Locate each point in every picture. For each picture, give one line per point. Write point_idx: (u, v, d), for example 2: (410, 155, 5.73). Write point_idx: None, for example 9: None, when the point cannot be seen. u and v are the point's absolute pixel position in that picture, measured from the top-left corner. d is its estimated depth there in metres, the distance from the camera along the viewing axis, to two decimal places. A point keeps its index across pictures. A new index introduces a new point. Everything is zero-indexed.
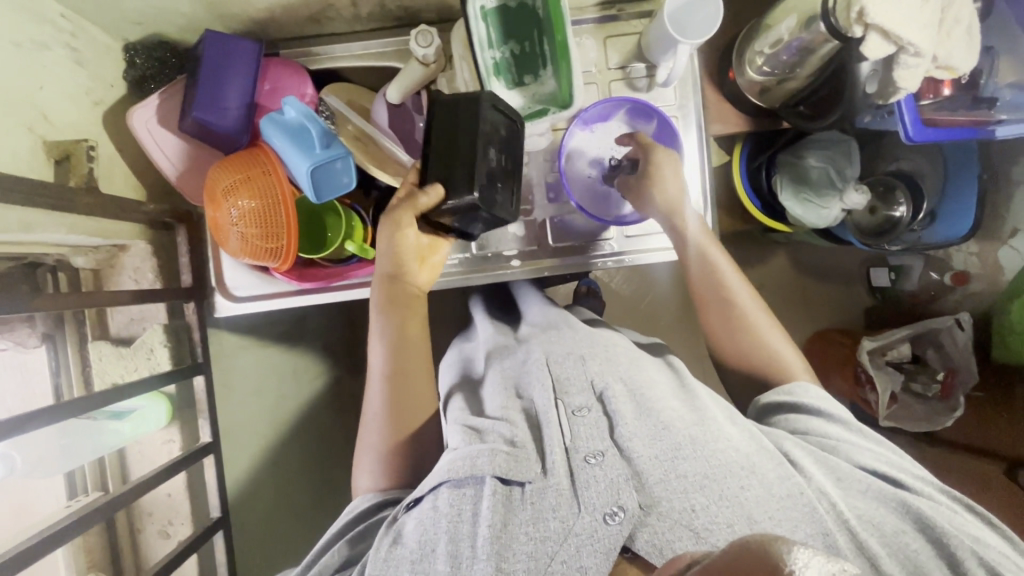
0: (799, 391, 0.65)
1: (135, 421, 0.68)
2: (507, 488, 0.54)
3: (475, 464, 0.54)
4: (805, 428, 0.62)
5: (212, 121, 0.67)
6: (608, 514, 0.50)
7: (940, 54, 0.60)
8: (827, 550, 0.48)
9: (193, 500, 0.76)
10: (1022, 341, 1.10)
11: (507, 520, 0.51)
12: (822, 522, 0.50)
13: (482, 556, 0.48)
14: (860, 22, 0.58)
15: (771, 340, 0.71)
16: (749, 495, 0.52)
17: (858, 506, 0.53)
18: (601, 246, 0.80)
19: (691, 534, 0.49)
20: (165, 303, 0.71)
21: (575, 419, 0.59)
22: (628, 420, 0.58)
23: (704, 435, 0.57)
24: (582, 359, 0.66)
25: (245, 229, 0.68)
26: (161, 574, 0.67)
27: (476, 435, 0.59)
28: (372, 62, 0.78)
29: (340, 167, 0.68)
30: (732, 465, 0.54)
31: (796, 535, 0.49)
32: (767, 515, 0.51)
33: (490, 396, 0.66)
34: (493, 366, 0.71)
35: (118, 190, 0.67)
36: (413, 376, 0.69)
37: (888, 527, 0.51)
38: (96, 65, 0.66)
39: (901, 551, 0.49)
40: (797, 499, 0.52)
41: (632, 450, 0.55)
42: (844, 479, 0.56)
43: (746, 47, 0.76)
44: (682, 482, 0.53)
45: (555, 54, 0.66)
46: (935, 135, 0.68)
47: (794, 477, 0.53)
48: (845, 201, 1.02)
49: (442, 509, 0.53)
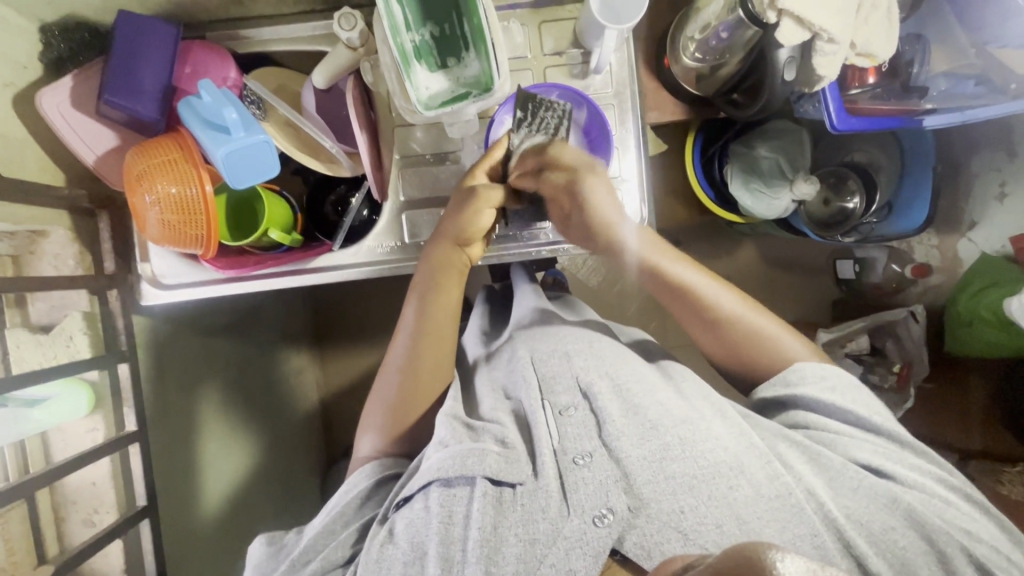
0: (795, 380, 0.66)
1: (51, 409, 0.67)
2: (497, 489, 0.58)
3: (466, 464, 0.58)
4: (805, 422, 0.63)
5: (123, 103, 0.67)
6: (596, 517, 0.54)
7: (860, 40, 0.66)
8: (816, 552, 0.52)
9: (119, 490, 0.75)
10: (968, 332, 1.10)
11: (497, 523, 0.55)
12: (811, 523, 0.53)
13: (473, 559, 0.53)
14: (773, 8, 0.61)
15: (765, 325, 0.70)
16: (737, 495, 0.55)
17: (848, 506, 0.56)
18: (536, 235, 0.80)
19: (680, 535, 0.53)
20: (85, 290, 0.71)
21: (562, 419, 0.63)
22: (615, 418, 0.61)
23: (693, 435, 0.59)
24: (567, 356, 0.69)
25: (163, 215, 0.67)
26: (81, 559, 0.66)
27: (470, 434, 0.63)
28: (301, 45, 0.77)
29: (255, 152, 0.66)
30: (720, 464, 0.57)
31: (785, 538, 0.53)
32: (755, 516, 0.54)
33: (483, 397, 0.70)
34: (483, 369, 0.76)
35: (29, 174, 0.67)
36: (425, 359, 0.72)
37: (878, 525, 0.55)
38: (5, 47, 0.65)
39: (889, 550, 0.53)
40: (785, 499, 0.55)
41: (620, 449, 0.58)
42: (835, 477, 0.59)
43: (679, 34, 0.76)
44: (670, 483, 0.56)
45: (475, 37, 0.65)
46: (858, 125, 0.71)
47: (782, 477, 0.56)
48: (794, 191, 1.01)
49: (433, 509, 0.57)
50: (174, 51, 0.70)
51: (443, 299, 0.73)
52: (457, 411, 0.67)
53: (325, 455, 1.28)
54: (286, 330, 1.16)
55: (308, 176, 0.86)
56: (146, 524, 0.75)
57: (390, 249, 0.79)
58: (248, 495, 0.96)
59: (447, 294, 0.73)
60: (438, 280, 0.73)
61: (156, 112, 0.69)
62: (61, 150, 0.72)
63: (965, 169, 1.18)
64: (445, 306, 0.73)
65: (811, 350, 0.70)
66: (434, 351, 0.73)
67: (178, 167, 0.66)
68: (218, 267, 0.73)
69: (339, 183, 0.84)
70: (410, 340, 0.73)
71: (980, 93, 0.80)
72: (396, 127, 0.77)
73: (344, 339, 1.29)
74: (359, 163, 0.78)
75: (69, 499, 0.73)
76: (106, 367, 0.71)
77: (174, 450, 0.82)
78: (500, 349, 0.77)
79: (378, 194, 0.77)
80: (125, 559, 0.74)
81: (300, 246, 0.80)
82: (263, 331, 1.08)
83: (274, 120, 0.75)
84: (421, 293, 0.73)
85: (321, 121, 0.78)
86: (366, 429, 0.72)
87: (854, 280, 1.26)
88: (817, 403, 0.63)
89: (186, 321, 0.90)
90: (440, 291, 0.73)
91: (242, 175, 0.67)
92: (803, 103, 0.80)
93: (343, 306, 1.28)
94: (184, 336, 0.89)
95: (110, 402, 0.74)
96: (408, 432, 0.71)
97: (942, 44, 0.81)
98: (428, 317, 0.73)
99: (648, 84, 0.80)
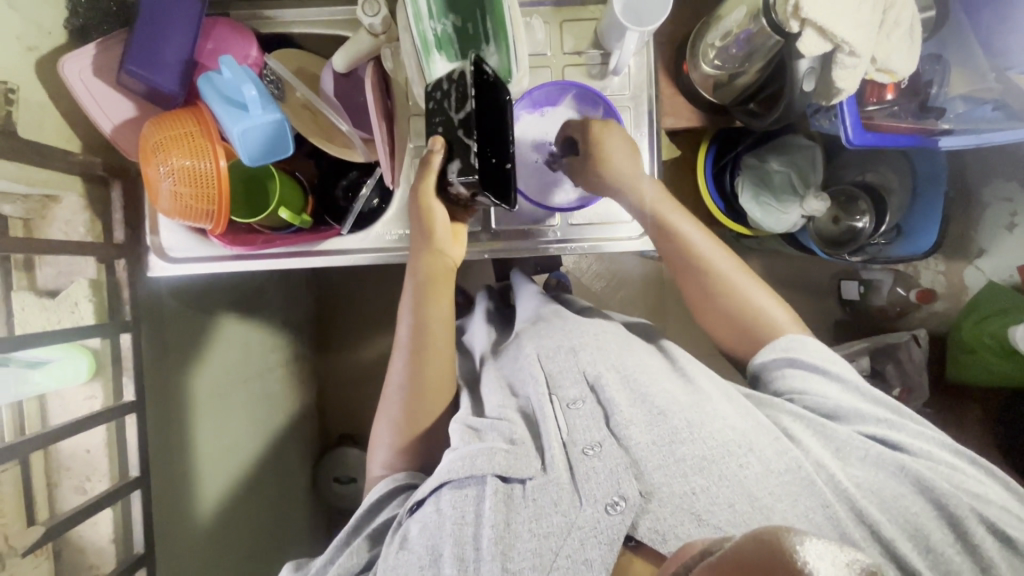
0: (795, 347, 0.65)
1: (50, 373, 0.66)
2: (507, 487, 0.58)
3: (475, 464, 0.57)
4: (802, 393, 0.62)
5: (145, 73, 0.68)
6: (609, 504, 0.54)
7: (879, 57, 0.67)
8: (831, 525, 0.52)
9: (113, 458, 0.74)
10: (972, 355, 1.09)
11: (509, 519, 0.55)
12: (821, 495, 0.54)
13: (488, 557, 0.52)
14: (796, 17, 0.61)
15: (771, 313, 0.69)
16: (749, 473, 0.55)
17: (857, 476, 0.57)
18: (544, 233, 0.79)
19: (693, 517, 0.53)
20: (94, 257, 0.71)
21: (570, 412, 0.63)
22: (623, 408, 0.61)
23: (701, 417, 0.60)
24: (573, 351, 0.68)
25: (176, 187, 0.67)
26: (72, 524, 0.66)
27: (474, 435, 0.62)
28: (323, 29, 0.78)
29: (271, 129, 0.67)
30: (730, 443, 0.57)
31: (797, 512, 0.53)
32: (767, 492, 0.54)
33: (488, 397, 0.68)
34: (489, 366, 0.75)
35: (45, 137, 0.67)
36: (431, 356, 0.71)
37: (886, 493, 0.55)
38: (32, 11, 0.65)
39: (902, 519, 0.54)
40: (796, 472, 0.55)
41: (629, 438, 0.59)
42: (841, 449, 0.58)
43: (699, 41, 0.76)
44: (682, 467, 0.56)
45: (496, 30, 0.66)
46: (874, 140, 0.72)
47: (792, 451, 0.57)
48: (804, 207, 1.02)
49: (446, 512, 0.56)
50: (198, 26, 0.71)
51: (432, 311, 0.72)
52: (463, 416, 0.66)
53: (319, 441, 1.28)
54: (288, 313, 1.17)
55: (320, 159, 0.86)
56: (137, 496, 0.75)
57: (398, 237, 0.79)
58: (240, 482, 0.97)
59: (438, 304, 0.72)
60: (428, 289, 0.71)
61: (176, 85, 0.70)
62: (77, 117, 0.72)
63: (975, 197, 1.18)
64: (439, 317, 0.72)
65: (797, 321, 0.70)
66: (438, 354, 0.71)
67: (197, 140, 0.67)
68: (227, 244, 0.73)
69: (352, 169, 0.85)
70: (409, 360, 0.71)
71: (997, 119, 0.79)
72: (412, 116, 0.77)
73: (346, 329, 1.29)
74: (373, 150, 0.79)
75: (63, 465, 0.73)
76: (108, 335, 0.71)
77: (165, 420, 0.81)
78: (505, 346, 0.77)
79: (390, 181, 0.77)
80: (115, 526, 0.75)
81: (310, 228, 0.81)
82: (261, 313, 1.08)
83: (291, 102, 0.75)
84: (414, 305, 0.72)
85: (338, 105, 0.78)
86: (378, 443, 0.72)
87: (860, 301, 1.24)
88: (814, 370, 0.63)
89: (189, 297, 0.90)
90: (434, 302, 0.72)
91: (258, 152, 0.68)
92: (819, 118, 0.80)
93: (345, 293, 1.28)
94: (188, 313, 0.89)
95: (109, 371, 0.74)
96: (404, 421, 0.70)
97: (962, 67, 0.82)
98: (425, 327, 0.71)
99: (666, 90, 0.81)
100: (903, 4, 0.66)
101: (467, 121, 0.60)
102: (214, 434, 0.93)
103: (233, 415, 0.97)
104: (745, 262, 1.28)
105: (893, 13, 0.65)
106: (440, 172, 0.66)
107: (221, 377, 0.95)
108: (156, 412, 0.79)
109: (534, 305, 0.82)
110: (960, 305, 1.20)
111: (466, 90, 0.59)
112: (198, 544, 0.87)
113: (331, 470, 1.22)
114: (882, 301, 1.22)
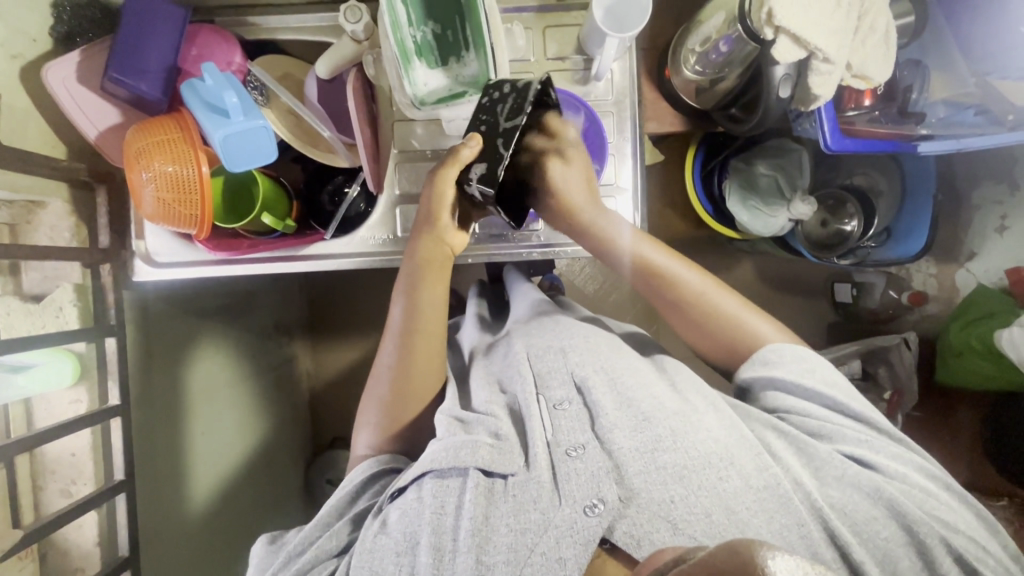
0: (774, 359, 0.64)
1: (32, 377, 0.66)
2: (489, 480, 0.58)
3: (459, 455, 0.58)
4: (789, 407, 0.62)
5: (128, 81, 0.69)
6: (588, 506, 0.54)
7: (856, 62, 0.67)
8: (802, 543, 0.53)
9: (97, 462, 0.75)
10: (958, 359, 1.09)
11: (487, 513, 0.55)
12: (798, 514, 0.54)
13: (465, 548, 0.53)
14: (770, 24, 0.62)
15: (748, 321, 0.69)
16: (727, 486, 0.55)
17: (832, 495, 0.56)
18: (527, 237, 0.80)
19: (669, 525, 0.53)
20: (78, 262, 0.72)
21: (556, 412, 0.62)
22: (608, 411, 0.61)
23: (685, 426, 0.60)
24: (563, 351, 0.69)
25: (159, 193, 0.67)
26: (55, 527, 0.67)
27: (463, 427, 0.62)
28: (307, 35, 0.78)
29: (252, 137, 0.68)
30: (711, 456, 0.57)
31: (770, 527, 0.53)
32: (744, 506, 0.54)
33: (475, 390, 0.69)
34: (480, 362, 0.75)
35: (30, 144, 0.68)
36: (416, 353, 0.71)
37: (861, 515, 0.55)
38: (16, 18, 0.66)
39: (872, 541, 0.54)
40: (773, 490, 0.55)
41: (612, 442, 0.58)
42: (820, 467, 0.58)
43: (680, 47, 0.77)
44: (662, 474, 0.56)
45: (476, 38, 0.67)
46: (852, 146, 0.72)
47: (770, 469, 0.56)
48: (792, 210, 1.00)
49: (427, 499, 0.57)
50: (181, 33, 0.72)
51: (426, 297, 0.72)
52: (452, 407, 0.66)
53: (311, 443, 1.29)
54: (278, 316, 1.18)
55: (307, 164, 0.87)
56: (122, 499, 0.75)
57: (382, 241, 0.79)
58: (230, 484, 0.98)
59: (432, 290, 0.72)
60: (423, 275, 0.71)
61: (159, 92, 0.71)
62: (62, 123, 0.73)
63: (966, 200, 1.18)
64: (431, 304, 0.72)
65: (784, 332, 0.69)
66: (422, 351, 0.71)
67: (178, 147, 0.67)
68: (209, 249, 0.74)
69: (338, 174, 0.85)
70: (397, 343, 0.71)
71: (980, 123, 0.80)
72: (396, 122, 0.78)
73: (337, 332, 1.29)
74: (357, 155, 0.79)
75: (48, 468, 0.74)
76: (92, 339, 0.72)
77: (152, 425, 0.82)
78: (496, 343, 0.78)
79: (372, 186, 0.77)
80: (99, 529, 0.75)
81: (294, 233, 0.82)
82: (252, 317, 1.09)
83: (275, 107, 0.77)
84: (407, 291, 0.72)
85: (322, 111, 0.79)
86: (363, 426, 0.72)
87: (852, 304, 1.23)
88: (794, 387, 0.62)
89: (177, 301, 0.91)
90: (428, 287, 0.72)
91: (239, 158, 0.68)
92: (801, 122, 0.80)
93: (337, 296, 1.29)
94: (177, 316, 0.90)
95: (94, 375, 0.74)
96: (385, 425, 0.70)
97: (941, 72, 0.82)
98: (416, 312, 0.72)
99: (649, 94, 0.81)
100: (879, 9, 0.66)
101: (510, 135, 0.63)
102: (204, 439, 0.93)
103: (220, 417, 0.97)
104: (737, 265, 1.26)
105: (869, 19, 0.65)
106: (465, 166, 0.67)
107: (208, 381, 0.95)
108: (142, 417, 0.80)
109: (523, 309, 0.81)
110: (951, 309, 1.20)
111: (525, 101, 0.63)
112: (185, 552, 0.88)
113: (322, 472, 1.22)
114: (875, 303, 1.21)
